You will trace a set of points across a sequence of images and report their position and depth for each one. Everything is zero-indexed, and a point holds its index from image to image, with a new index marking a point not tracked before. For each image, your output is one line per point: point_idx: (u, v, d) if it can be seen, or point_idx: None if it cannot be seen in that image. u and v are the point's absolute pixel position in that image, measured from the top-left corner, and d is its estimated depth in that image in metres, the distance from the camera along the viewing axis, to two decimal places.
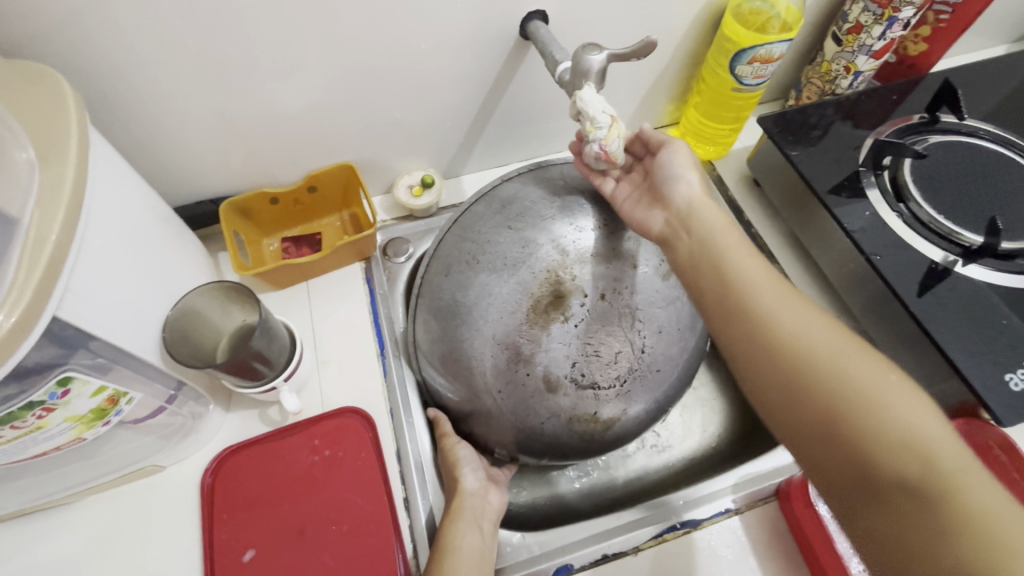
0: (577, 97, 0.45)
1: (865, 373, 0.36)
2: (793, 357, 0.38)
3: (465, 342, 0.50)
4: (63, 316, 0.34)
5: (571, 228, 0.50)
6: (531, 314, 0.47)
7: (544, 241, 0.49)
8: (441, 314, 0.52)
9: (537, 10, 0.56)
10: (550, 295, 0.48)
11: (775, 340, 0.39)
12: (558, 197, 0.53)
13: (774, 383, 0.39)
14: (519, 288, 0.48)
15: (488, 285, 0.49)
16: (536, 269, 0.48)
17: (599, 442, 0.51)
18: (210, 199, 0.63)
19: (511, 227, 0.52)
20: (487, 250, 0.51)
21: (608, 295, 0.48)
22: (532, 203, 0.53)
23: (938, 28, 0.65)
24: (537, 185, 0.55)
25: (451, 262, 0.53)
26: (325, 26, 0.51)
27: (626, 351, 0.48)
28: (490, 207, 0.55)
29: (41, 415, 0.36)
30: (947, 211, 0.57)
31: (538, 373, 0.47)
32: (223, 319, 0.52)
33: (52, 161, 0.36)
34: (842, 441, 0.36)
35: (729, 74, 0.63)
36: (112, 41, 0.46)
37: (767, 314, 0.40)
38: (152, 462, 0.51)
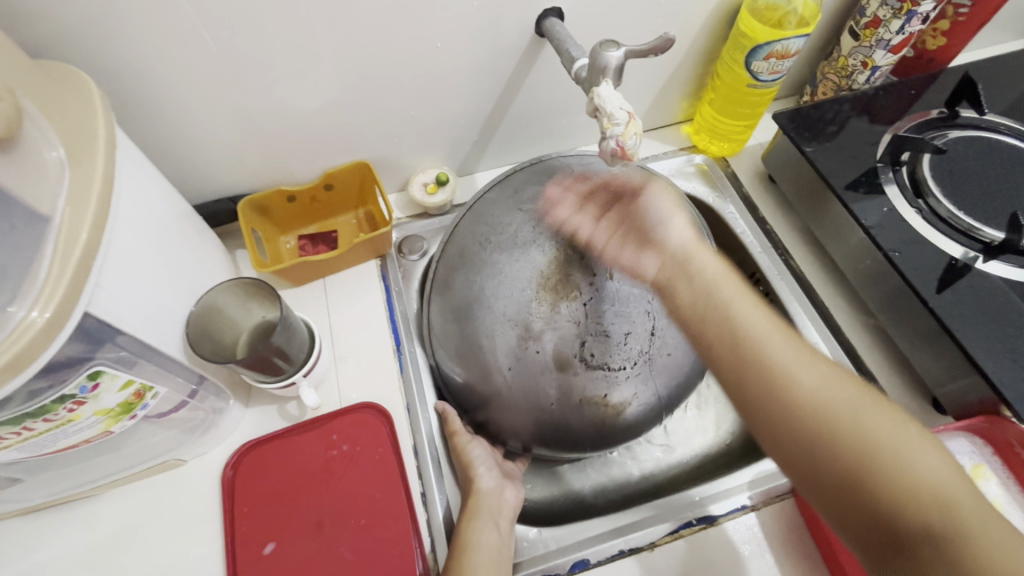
0: (594, 94, 0.45)
1: (874, 418, 0.38)
2: (805, 404, 0.39)
3: (478, 322, 0.51)
4: (93, 312, 0.35)
5: (581, 211, 0.52)
6: (541, 292, 0.50)
7: (554, 222, 0.52)
8: (454, 300, 0.54)
9: (553, 8, 0.56)
10: (559, 275, 0.50)
11: (790, 393, 0.40)
12: (568, 183, 0.55)
13: (787, 428, 0.40)
14: (531, 266, 0.51)
15: (500, 264, 0.52)
16: (547, 249, 0.51)
17: (610, 429, 0.52)
18: (227, 197, 0.64)
19: (523, 210, 0.54)
20: (500, 231, 0.54)
21: (616, 276, 0.50)
22: (544, 188, 0.56)
23: (958, 22, 0.64)
24: (548, 173, 0.58)
25: (466, 245, 0.56)
26: (343, 25, 0.52)
27: (636, 331, 0.50)
28: (504, 192, 0.58)
29: (72, 408, 0.37)
30: (966, 207, 0.56)
31: (549, 350, 0.49)
32: (243, 315, 0.52)
33: (81, 160, 0.37)
34: (863, 492, 0.37)
35: (745, 70, 0.62)
36: (134, 42, 0.47)
37: (783, 367, 0.41)
38: (174, 456, 0.51)
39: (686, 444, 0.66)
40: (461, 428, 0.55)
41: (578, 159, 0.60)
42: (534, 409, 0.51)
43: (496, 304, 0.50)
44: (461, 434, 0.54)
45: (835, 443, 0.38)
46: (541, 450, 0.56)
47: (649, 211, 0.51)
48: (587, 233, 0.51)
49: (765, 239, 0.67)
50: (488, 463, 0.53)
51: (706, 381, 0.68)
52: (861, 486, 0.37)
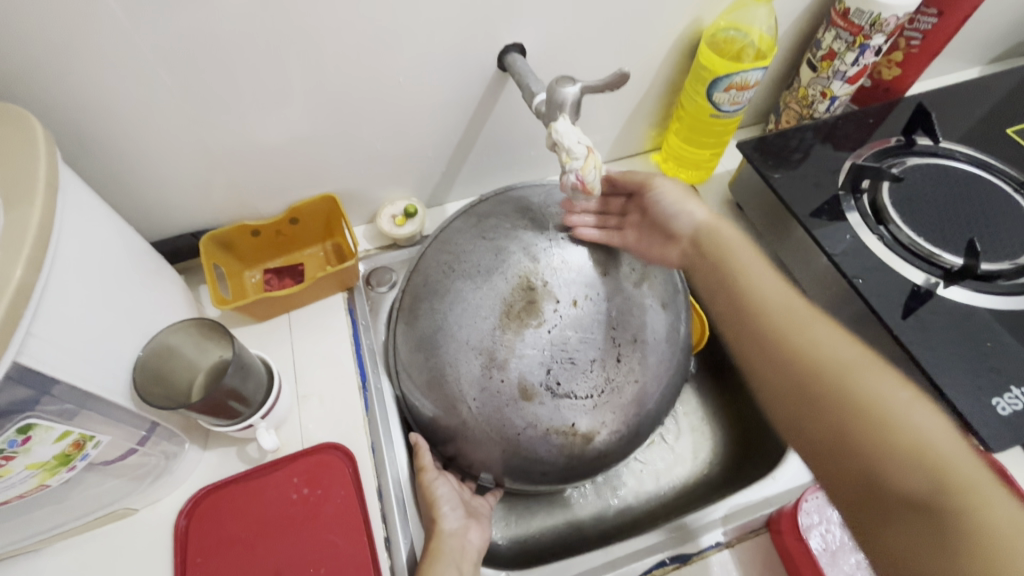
0: (552, 129, 0.46)
1: (872, 380, 0.39)
2: (807, 364, 0.42)
3: (443, 350, 0.50)
4: (24, 362, 0.33)
5: (543, 238, 0.52)
6: (505, 318, 0.48)
7: (517, 249, 0.51)
8: (419, 328, 0.53)
9: (514, 44, 0.57)
10: (523, 300, 0.49)
11: (793, 347, 0.43)
12: (530, 213, 0.55)
13: (785, 385, 0.43)
14: (494, 294, 0.49)
15: (463, 292, 0.51)
16: (509, 275, 0.50)
17: (579, 460, 0.50)
18: (189, 232, 0.63)
19: (485, 239, 0.54)
20: (463, 260, 0.53)
21: (580, 302, 0.49)
22: (508, 218, 0.55)
23: (910, 53, 0.66)
24: (510, 204, 0.57)
25: (430, 274, 0.55)
26: (308, 60, 0.52)
27: (602, 359, 0.48)
28: (467, 222, 0.57)
29: (0, 464, 0.35)
30: (926, 233, 0.57)
31: (513, 380, 0.47)
32: (199, 355, 0.51)
33: (17, 203, 0.35)
34: (848, 443, 0.38)
35: (707, 101, 0.63)
36: (89, 80, 0.46)
37: (795, 326, 0.44)
38: (124, 506, 0.49)
39: (663, 474, 0.64)
40: (429, 463, 0.53)
41: (535, 190, 0.59)
42: (502, 442, 0.49)
43: (461, 331, 0.49)
44: (428, 471, 0.52)
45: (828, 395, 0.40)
46: (512, 483, 0.54)
47: (664, 194, 0.55)
48: (550, 260, 0.50)
49: None
50: (453, 505, 0.51)
51: (682, 409, 0.68)
52: (839, 432, 0.39)
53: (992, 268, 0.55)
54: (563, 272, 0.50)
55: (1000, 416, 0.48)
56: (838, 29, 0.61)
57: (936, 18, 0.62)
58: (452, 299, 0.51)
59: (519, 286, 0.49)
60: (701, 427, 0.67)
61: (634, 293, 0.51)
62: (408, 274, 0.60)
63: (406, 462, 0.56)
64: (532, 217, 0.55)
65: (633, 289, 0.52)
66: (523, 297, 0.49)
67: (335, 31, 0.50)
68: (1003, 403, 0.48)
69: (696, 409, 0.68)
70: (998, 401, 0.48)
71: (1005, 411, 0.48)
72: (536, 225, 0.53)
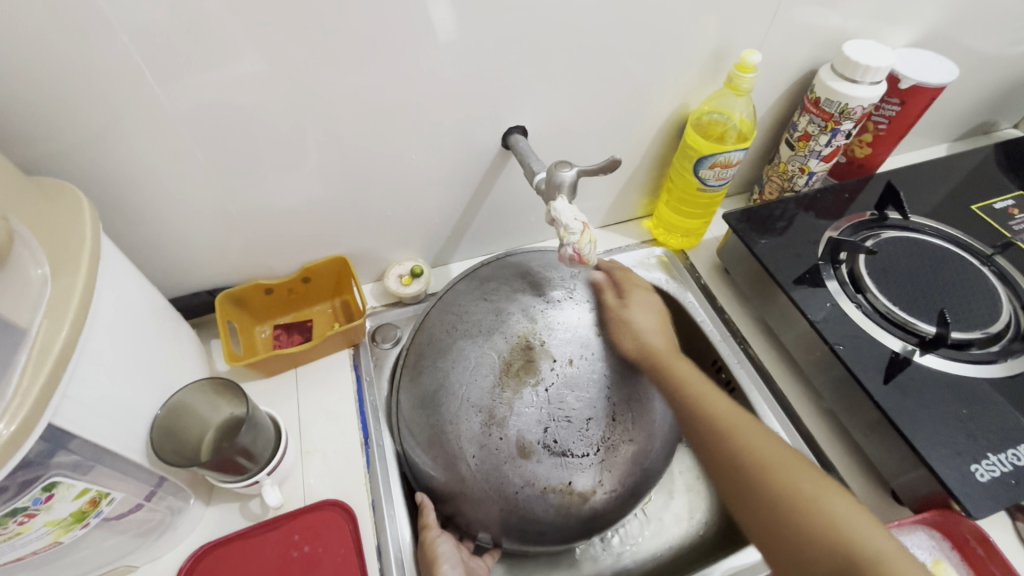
0: (552, 207, 0.50)
1: (787, 461, 0.46)
2: (738, 447, 0.48)
3: (445, 406, 0.52)
4: (57, 423, 0.36)
5: (541, 300, 0.55)
6: (503, 376, 0.50)
7: (516, 311, 0.54)
8: (422, 385, 0.55)
9: (517, 125, 0.63)
10: (522, 359, 0.51)
11: (727, 435, 0.49)
12: (531, 277, 0.58)
13: (726, 468, 0.48)
14: (494, 354, 0.52)
15: (465, 350, 0.53)
16: (509, 335, 0.52)
17: (576, 518, 0.51)
18: (206, 288, 0.66)
19: (487, 300, 0.57)
20: (466, 320, 0.56)
21: (576, 361, 0.51)
22: (509, 281, 0.58)
23: (879, 135, 0.73)
24: (512, 268, 0.60)
25: (434, 332, 0.58)
26: (325, 134, 0.57)
27: (597, 418, 0.50)
28: (470, 283, 0.61)
29: (22, 521, 0.36)
30: (900, 302, 0.61)
31: (511, 437, 0.49)
32: (210, 412, 0.53)
33: (65, 275, 0.39)
34: (777, 520, 0.44)
35: (693, 176, 0.69)
36: (130, 156, 0.51)
37: (724, 413, 0.51)
38: (125, 563, 0.49)
39: (659, 533, 0.65)
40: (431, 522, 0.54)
41: (536, 255, 0.62)
42: (499, 501, 0.50)
43: (462, 387, 0.51)
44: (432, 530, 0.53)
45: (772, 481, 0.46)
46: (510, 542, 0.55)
47: (633, 319, 0.56)
48: (548, 321, 0.53)
49: (725, 328, 0.71)
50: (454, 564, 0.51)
51: (677, 469, 0.69)
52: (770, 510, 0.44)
53: (966, 337, 0.59)
54: (561, 333, 0.52)
55: (979, 482, 0.50)
56: (811, 114, 0.67)
57: (899, 106, 0.68)
58: (454, 358, 0.54)
59: (519, 348, 0.52)
60: (697, 486, 0.68)
61: (627, 355, 0.54)
62: (413, 332, 0.63)
63: (408, 523, 0.56)
64: (531, 279, 0.58)
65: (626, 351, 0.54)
66: (521, 356, 0.51)
67: (356, 112, 0.56)
68: (981, 470, 0.50)
69: (691, 467, 0.69)
70: (977, 468, 0.50)
71: (984, 478, 0.50)
72: (535, 289, 0.56)
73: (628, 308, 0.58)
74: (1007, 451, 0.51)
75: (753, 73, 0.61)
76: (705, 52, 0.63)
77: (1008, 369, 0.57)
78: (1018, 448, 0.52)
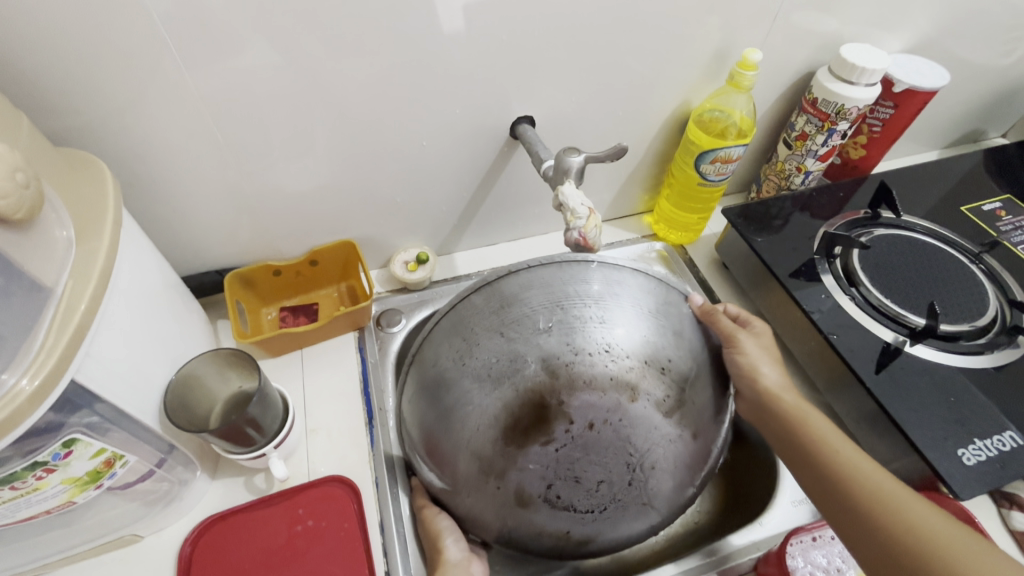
0: (560, 192, 0.52)
1: (909, 502, 0.42)
2: (855, 488, 0.44)
3: (444, 445, 0.46)
4: (79, 380, 0.37)
5: (567, 347, 0.43)
6: (509, 434, 0.43)
7: (534, 358, 0.43)
8: (424, 416, 0.48)
9: (525, 116, 0.65)
10: (531, 416, 0.42)
11: (840, 473, 0.46)
12: (561, 305, 0.46)
13: (844, 514, 0.45)
14: (502, 406, 0.43)
15: (470, 393, 0.45)
16: (521, 388, 0.43)
17: (571, 552, 0.49)
18: (215, 269, 0.67)
19: (504, 333, 0.46)
20: (477, 352, 0.46)
21: (597, 426, 0.42)
22: (534, 307, 0.46)
23: (873, 137, 0.75)
24: (543, 286, 0.47)
25: (442, 352, 0.49)
26: (338, 119, 0.58)
27: (611, 482, 0.44)
28: (490, 299, 0.48)
29: (41, 476, 0.37)
30: (892, 296, 0.63)
31: (510, 489, 0.44)
32: (220, 385, 0.54)
33: (89, 240, 0.40)
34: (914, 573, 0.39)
35: (694, 171, 0.71)
36: (149, 133, 0.52)
37: (833, 448, 0.47)
38: (131, 531, 0.50)
39: None
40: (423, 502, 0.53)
41: (580, 273, 0.48)
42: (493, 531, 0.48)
43: (462, 432, 0.45)
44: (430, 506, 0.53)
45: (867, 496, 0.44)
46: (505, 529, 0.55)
47: (747, 356, 0.52)
48: (570, 376, 0.43)
49: None
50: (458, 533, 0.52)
51: None
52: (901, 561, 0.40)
53: (955, 329, 0.61)
54: (584, 394, 0.42)
55: (966, 466, 0.51)
56: (809, 114, 0.70)
57: (893, 109, 0.71)
58: (459, 398, 0.45)
59: (531, 406, 0.42)
60: None
61: (663, 422, 0.44)
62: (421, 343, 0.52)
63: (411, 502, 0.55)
64: (562, 313, 0.45)
65: (663, 420, 0.44)
66: (533, 415, 0.42)
67: (370, 99, 0.57)
68: (967, 454, 0.52)
69: None
70: (963, 452, 0.52)
71: (970, 462, 0.52)
72: (563, 331, 0.44)
73: (679, 355, 0.47)
74: (992, 437, 0.53)
75: (755, 71, 0.63)
76: (707, 52, 0.65)
77: (994, 360, 0.59)
78: (1002, 435, 0.54)
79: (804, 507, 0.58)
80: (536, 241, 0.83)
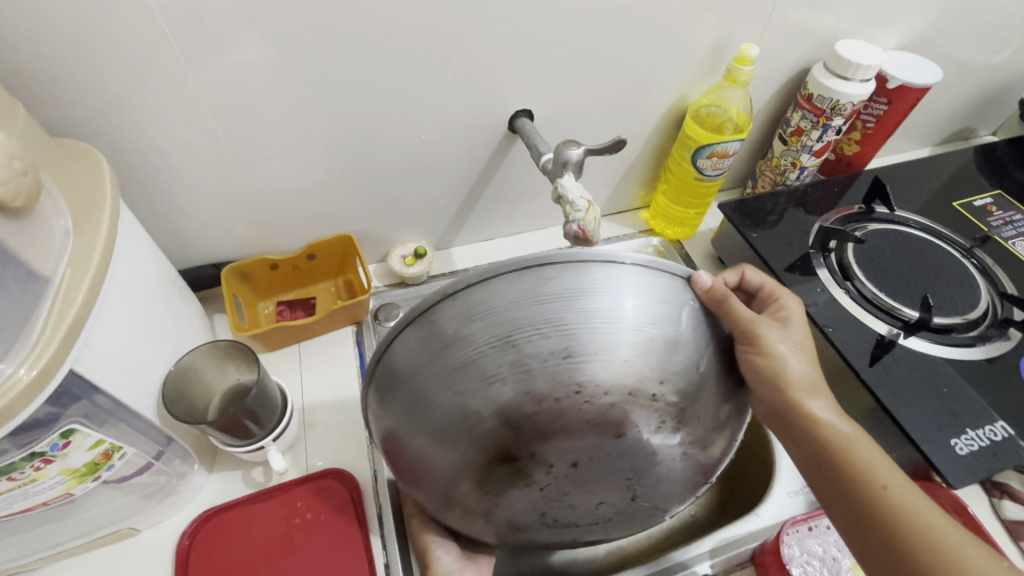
0: (559, 184, 0.52)
1: (933, 520, 0.39)
2: (880, 503, 0.41)
3: (420, 487, 0.42)
4: (78, 370, 0.37)
5: (530, 402, 0.34)
6: (483, 483, 0.38)
7: (491, 416, 0.34)
8: (389, 461, 0.42)
9: (524, 109, 0.65)
10: (504, 469, 0.37)
11: (863, 485, 0.42)
12: (517, 342, 0.34)
13: (863, 529, 0.41)
14: (466, 463, 0.37)
15: (427, 453, 0.38)
16: (485, 448, 0.36)
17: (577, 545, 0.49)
18: (212, 262, 0.67)
19: (449, 385, 0.35)
20: (424, 408, 0.36)
21: (582, 465, 0.37)
22: (479, 350, 0.34)
23: (867, 133, 0.76)
24: (489, 316, 0.35)
25: (386, 403, 0.39)
26: (337, 112, 0.58)
27: (610, 503, 0.41)
28: (425, 338, 0.36)
29: (39, 467, 0.37)
30: (886, 289, 0.64)
31: (504, 517, 0.42)
32: (217, 377, 0.53)
33: (87, 230, 0.40)
34: None
35: (691, 166, 0.71)
36: (146, 124, 0.51)
37: (857, 456, 0.43)
38: (127, 526, 0.50)
39: None
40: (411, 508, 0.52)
41: (538, 286, 0.35)
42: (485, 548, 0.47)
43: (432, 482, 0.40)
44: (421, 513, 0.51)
45: (898, 537, 0.40)
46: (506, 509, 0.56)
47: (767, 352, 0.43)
48: (540, 431, 0.35)
49: None
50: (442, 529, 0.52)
51: None
52: None
53: (947, 323, 0.61)
54: (560, 444, 0.36)
55: (960, 456, 0.52)
56: (804, 110, 0.70)
57: (887, 105, 0.72)
58: (417, 456, 0.39)
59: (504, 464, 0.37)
60: None
61: (660, 446, 0.38)
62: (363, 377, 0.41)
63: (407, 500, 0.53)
64: (520, 354, 0.34)
65: (662, 446, 0.38)
66: (506, 470, 0.37)
67: (368, 92, 0.57)
68: (960, 444, 0.53)
69: None
70: (956, 442, 0.53)
71: (962, 451, 0.52)
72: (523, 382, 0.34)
73: (680, 364, 0.37)
74: (984, 427, 0.54)
75: (752, 66, 0.63)
76: (705, 47, 0.66)
77: (986, 352, 0.60)
78: (993, 425, 0.55)
79: (800, 498, 0.59)
80: (534, 236, 0.83)
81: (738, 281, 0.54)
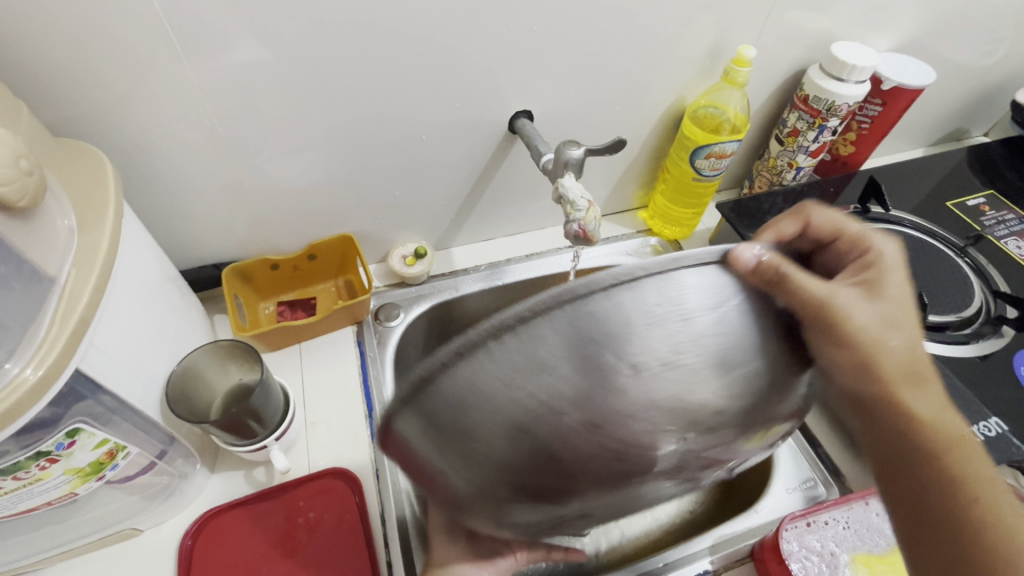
0: (559, 184, 0.53)
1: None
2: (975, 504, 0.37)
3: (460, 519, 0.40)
4: (83, 369, 0.37)
5: (558, 468, 0.31)
6: (523, 520, 0.36)
7: (515, 484, 0.31)
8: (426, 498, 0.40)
9: (523, 110, 0.65)
10: (542, 509, 0.34)
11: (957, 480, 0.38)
12: (527, 426, 0.29)
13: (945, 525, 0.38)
14: (499, 514, 0.34)
15: (459, 509, 0.36)
16: (518, 503, 0.33)
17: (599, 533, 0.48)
18: (213, 263, 0.67)
19: (463, 467, 0.31)
20: (442, 481, 0.33)
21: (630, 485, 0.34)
22: (486, 437, 0.29)
23: (862, 134, 0.77)
24: (488, 402, 0.29)
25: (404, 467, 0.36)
26: (338, 111, 0.58)
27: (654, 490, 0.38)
28: (421, 426, 0.31)
29: (44, 466, 0.37)
30: None
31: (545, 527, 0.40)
32: (220, 377, 0.53)
33: (91, 230, 0.40)
34: None
35: (689, 166, 0.72)
36: (149, 126, 0.52)
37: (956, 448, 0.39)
38: (130, 525, 0.50)
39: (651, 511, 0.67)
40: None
41: (540, 353, 0.28)
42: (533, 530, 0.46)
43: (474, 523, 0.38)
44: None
45: (967, 544, 0.36)
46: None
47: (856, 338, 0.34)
48: (575, 485, 0.32)
49: None
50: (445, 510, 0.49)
51: None
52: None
53: (942, 321, 0.62)
54: (607, 478, 0.32)
55: None
56: (800, 111, 0.71)
57: (881, 106, 0.73)
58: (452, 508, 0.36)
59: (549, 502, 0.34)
60: None
61: (718, 450, 0.34)
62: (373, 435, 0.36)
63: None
64: (534, 436, 0.29)
65: (723, 450, 0.35)
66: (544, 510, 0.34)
67: (370, 92, 0.57)
68: None
69: None
70: None
71: None
72: (553, 445, 0.30)
73: (737, 380, 0.30)
74: (979, 424, 0.55)
75: (749, 67, 0.64)
76: (702, 49, 0.66)
77: (980, 349, 0.60)
78: (988, 421, 0.55)
79: (797, 494, 0.60)
80: (533, 236, 0.83)
81: (800, 232, 0.39)
